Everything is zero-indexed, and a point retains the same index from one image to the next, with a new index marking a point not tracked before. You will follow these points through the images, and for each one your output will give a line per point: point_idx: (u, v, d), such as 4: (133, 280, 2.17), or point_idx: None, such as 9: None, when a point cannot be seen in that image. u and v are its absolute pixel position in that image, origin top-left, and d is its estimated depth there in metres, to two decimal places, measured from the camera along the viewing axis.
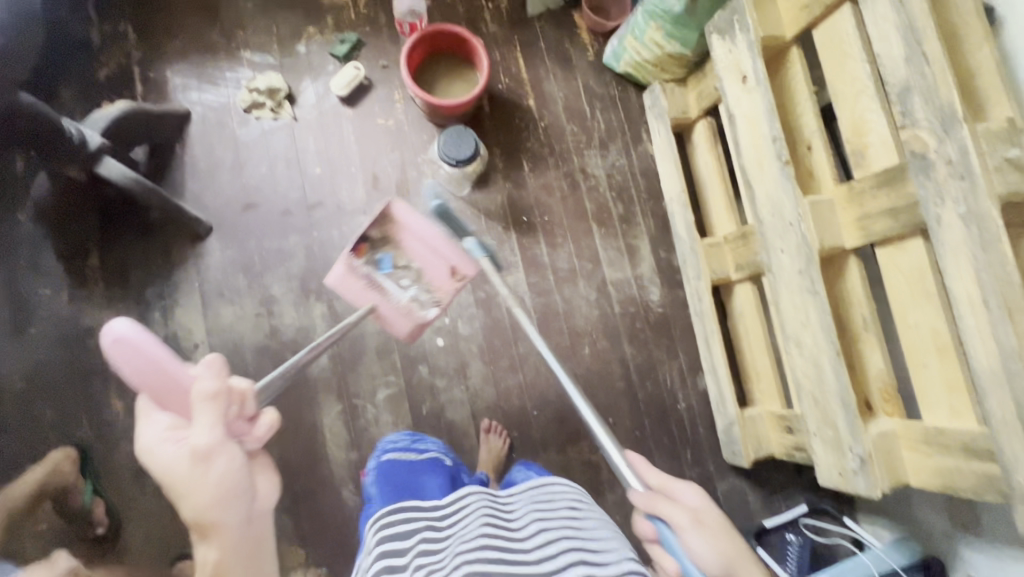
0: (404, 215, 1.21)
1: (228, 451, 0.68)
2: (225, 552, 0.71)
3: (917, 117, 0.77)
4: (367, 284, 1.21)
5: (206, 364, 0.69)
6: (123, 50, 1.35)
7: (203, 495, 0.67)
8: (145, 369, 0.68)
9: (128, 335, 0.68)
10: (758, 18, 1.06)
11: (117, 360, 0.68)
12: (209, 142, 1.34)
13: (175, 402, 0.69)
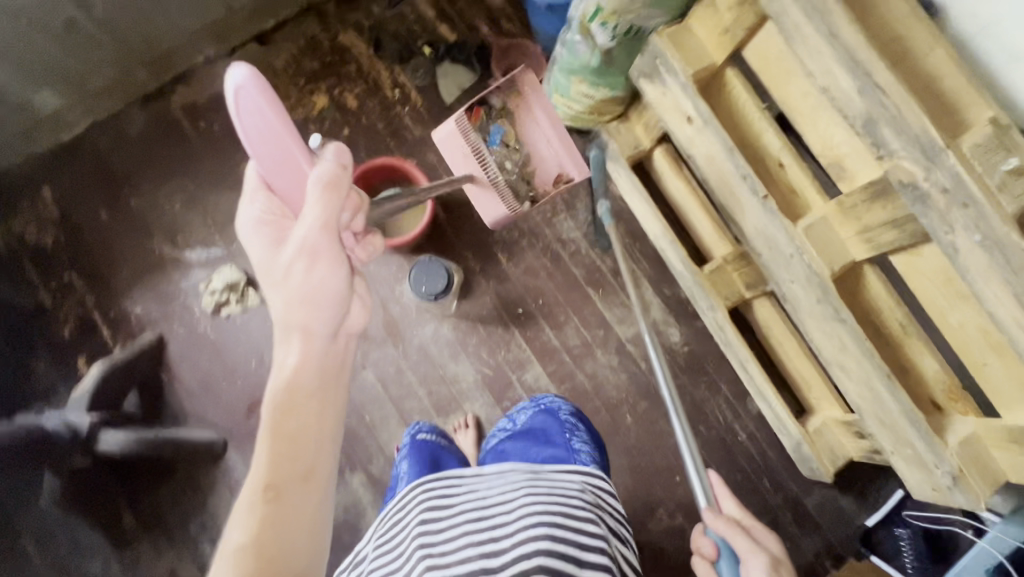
0: (530, 115, 1.37)
1: (338, 310, 0.69)
2: (305, 359, 0.68)
3: (894, 149, 0.71)
4: (470, 150, 1.30)
5: (332, 151, 0.66)
6: (78, 299, 1.32)
7: (307, 304, 0.68)
8: (277, 165, 0.64)
9: (254, 93, 0.59)
10: (682, 57, 0.99)
11: (238, 113, 0.60)
12: (192, 357, 1.31)
13: (290, 200, 0.68)
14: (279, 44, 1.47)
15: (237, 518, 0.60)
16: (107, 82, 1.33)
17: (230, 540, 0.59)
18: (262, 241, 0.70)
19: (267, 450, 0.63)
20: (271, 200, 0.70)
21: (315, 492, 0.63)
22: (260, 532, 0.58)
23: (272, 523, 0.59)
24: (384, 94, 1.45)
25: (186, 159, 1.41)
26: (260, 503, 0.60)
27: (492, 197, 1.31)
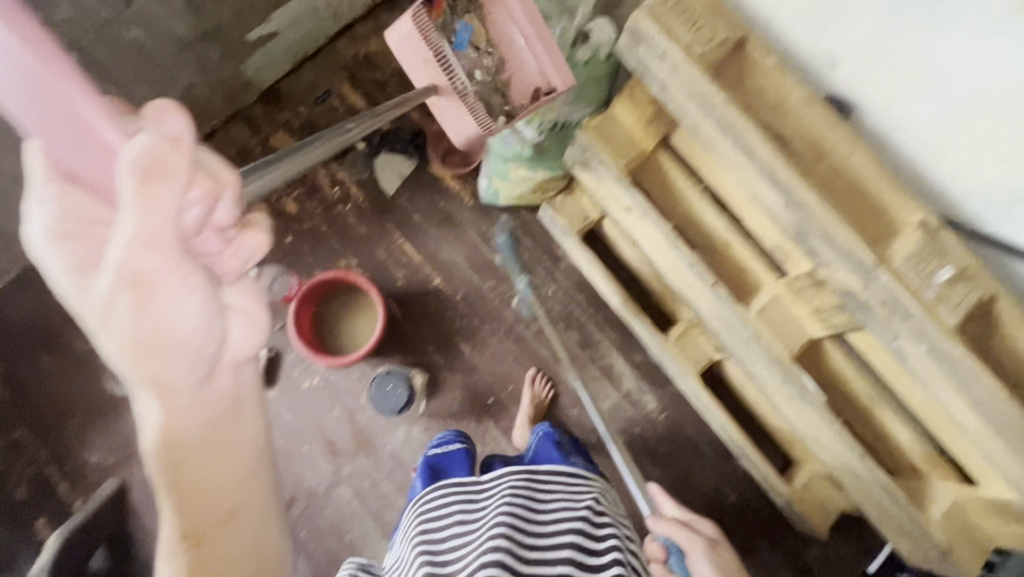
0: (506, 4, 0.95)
1: (154, 252, 0.37)
2: (184, 430, 0.43)
3: (827, 261, 0.69)
4: (432, 58, 0.93)
5: (154, 117, 0.38)
6: (30, 457, 1.26)
7: (173, 352, 0.41)
8: (73, 136, 0.36)
9: None
10: (611, 148, 0.97)
11: None
12: (158, 501, 1.26)
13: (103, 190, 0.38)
14: None
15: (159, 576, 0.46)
16: None
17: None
18: (76, 258, 0.38)
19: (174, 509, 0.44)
20: (74, 197, 0.38)
21: (243, 533, 0.47)
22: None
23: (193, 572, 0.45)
24: (324, 193, 1.41)
25: None
26: (178, 556, 0.45)
27: (454, 104, 0.98)
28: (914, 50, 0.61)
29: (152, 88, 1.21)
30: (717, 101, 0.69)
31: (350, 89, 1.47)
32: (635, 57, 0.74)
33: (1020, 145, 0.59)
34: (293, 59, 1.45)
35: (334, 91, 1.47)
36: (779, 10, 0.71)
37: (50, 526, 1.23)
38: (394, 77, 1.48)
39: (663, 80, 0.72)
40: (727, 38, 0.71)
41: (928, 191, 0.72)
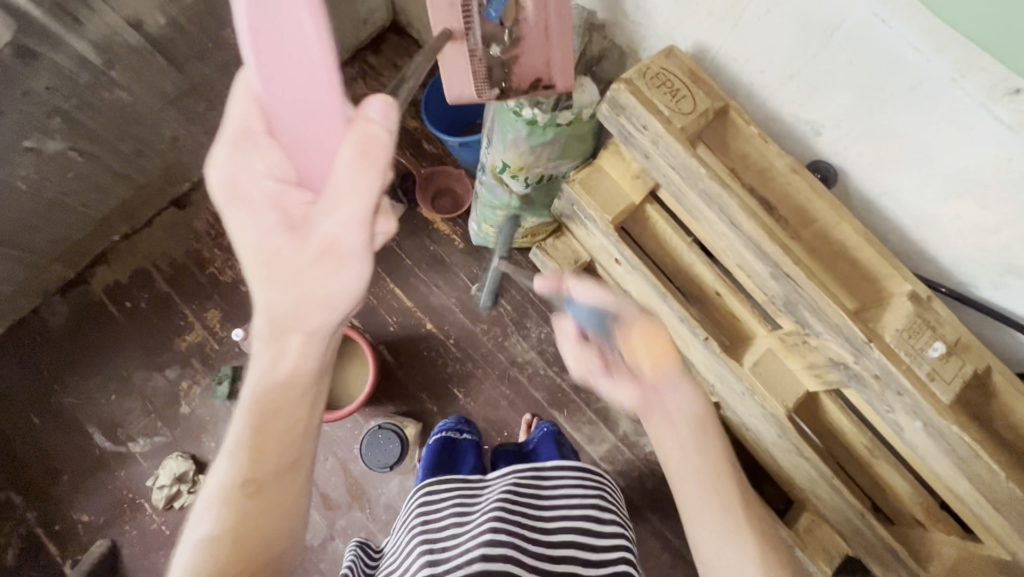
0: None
1: (356, 223, 0.51)
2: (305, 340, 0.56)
3: (819, 331, 0.68)
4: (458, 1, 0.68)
5: (379, 109, 0.50)
6: (19, 519, 1.24)
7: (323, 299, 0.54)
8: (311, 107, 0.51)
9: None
10: (598, 203, 0.95)
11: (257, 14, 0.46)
12: (148, 561, 1.23)
13: (298, 155, 0.52)
14: (198, 205, 1.42)
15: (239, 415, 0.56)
16: (17, 284, 1.26)
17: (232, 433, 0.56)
18: (265, 219, 0.53)
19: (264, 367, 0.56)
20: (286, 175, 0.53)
21: (291, 424, 0.56)
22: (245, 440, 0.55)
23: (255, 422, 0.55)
24: None
25: (115, 344, 1.34)
26: (237, 493, 0.54)
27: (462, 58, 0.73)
28: (897, 125, 0.60)
29: (136, 143, 1.21)
30: (699, 173, 0.68)
31: None
32: (616, 126, 0.72)
33: (1008, 220, 0.58)
34: None
35: None
36: (760, 78, 0.70)
37: None
38: None
39: (645, 149, 0.71)
40: (708, 108, 0.70)
41: (918, 255, 0.71)
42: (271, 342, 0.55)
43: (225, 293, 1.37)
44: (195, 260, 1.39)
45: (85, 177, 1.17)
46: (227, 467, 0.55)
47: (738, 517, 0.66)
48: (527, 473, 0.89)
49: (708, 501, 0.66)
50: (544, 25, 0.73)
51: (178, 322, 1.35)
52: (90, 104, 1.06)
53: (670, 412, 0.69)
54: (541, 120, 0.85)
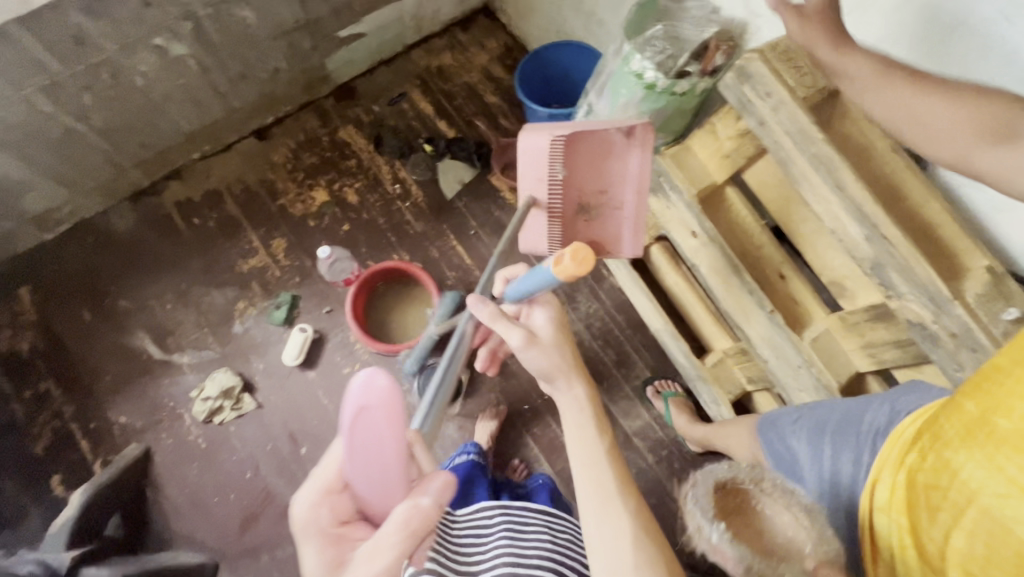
0: (615, 172, 0.85)
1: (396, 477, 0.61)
2: None
3: (902, 293, 0.76)
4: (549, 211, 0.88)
5: (365, 397, 0.59)
6: (54, 411, 1.23)
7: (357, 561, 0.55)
8: (377, 425, 0.60)
9: (372, 400, 0.59)
10: (684, 176, 1.03)
11: (378, 415, 0.60)
12: (178, 471, 1.23)
13: (364, 449, 0.60)
14: (278, 139, 1.46)
15: None
16: (98, 183, 1.29)
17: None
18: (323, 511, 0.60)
19: None
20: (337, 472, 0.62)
21: None
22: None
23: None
24: (384, 189, 1.45)
25: (178, 257, 1.36)
26: None
27: (545, 224, 0.89)
28: None
29: (243, 66, 1.26)
30: (815, 138, 0.77)
31: (421, 95, 1.54)
32: (737, 94, 0.82)
33: None
34: (370, 59, 1.52)
35: (406, 95, 1.53)
36: None
37: (63, 486, 1.19)
38: (463, 90, 1.55)
39: (763, 115, 0.80)
40: (825, 86, 0.80)
41: (988, 242, 0.80)
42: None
43: (294, 226, 1.40)
44: (268, 190, 1.42)
45: (190, 88, 1.22)
46: None
47: (622, 474, 0.65)
48: (508, 522, 0.85)
49: (627, 507, 0.62)
50: (632, 189, 0.85)
51: (243, 245, 1.38)
52: (220, 17, 1.12)
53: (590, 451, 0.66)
54: (659, 86, 0.94)
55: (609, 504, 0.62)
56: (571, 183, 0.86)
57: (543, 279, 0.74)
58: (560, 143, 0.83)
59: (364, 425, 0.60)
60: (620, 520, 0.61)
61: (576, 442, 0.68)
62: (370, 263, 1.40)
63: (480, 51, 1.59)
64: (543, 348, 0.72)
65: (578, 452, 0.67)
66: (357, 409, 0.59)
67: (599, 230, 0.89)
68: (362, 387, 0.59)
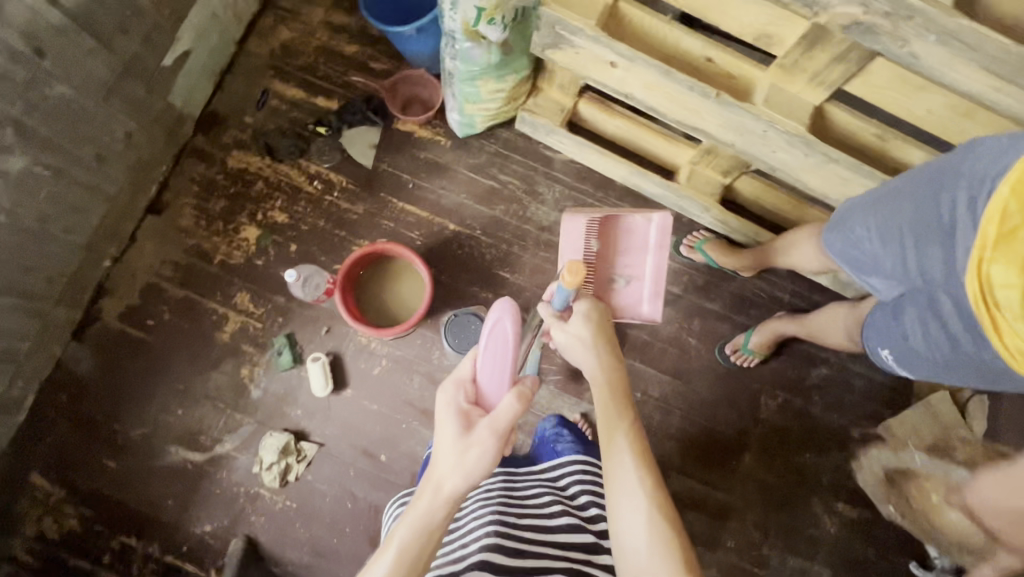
0: (634, 241, 1.20)
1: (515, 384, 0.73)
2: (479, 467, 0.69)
3: (826, 1, 0.76)
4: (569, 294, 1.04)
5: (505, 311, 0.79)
6: (143, 557, 1.21)
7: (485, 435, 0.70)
8: (504, 341, 0.78)
9: (505, 317, 0.79)
10: (576, 14, 1.00)
11: (505, 330, 0.79)
12: (288, 539, 1.24)
13: (497, 353, 0.78)
14: (175, 203, 1.34)
15: (417, 514, 0.68)
16: (32, 340, 1.19)
17: (400, 537, 0.67)
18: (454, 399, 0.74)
19: (457, 468, 0.69)
20: (467, 372, 0.78)
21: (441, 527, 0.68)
22: (426, 546, 0.67)
23: (431, 531, 0.67)
24: (306, 192, 1.36)
25: (158, 363, 1.28)
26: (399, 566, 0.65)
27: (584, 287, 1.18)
28: None
29: (93, 146, 1.13)
30: None
31: (283, 84, 1.41)
32: None
33: None
34: (211, 75, 1.37)
35: (269, 92, 1.40)
36: None
37: None
38: (319, 56, 1.42)
39: None
40: None
41: None
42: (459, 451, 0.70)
43: (244, 274, 1.32)
44: (198, 255, 1.33)
45: (58, 197, 1.10)
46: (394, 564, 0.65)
47: (645, 457, 0.75)
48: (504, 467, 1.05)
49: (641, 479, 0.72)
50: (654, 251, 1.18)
51: (211, 318, 1.30)
52: (36, 106, 0.98)
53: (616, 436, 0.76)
54: None
55: (625, 476, 0.73)
56: (599, 260, 1.19)
57: (562, 292, 0.85)
58: (595, 223, 1.20)
59: (499, 336, 0.78)
60: (635, 484, 0.72)
61: (608, 428, 0.77)
62: (337, 267, 1.34)
63: (311, 7, 1.44)
64: (593, 346, 0.84)
65: (607, 438, 0.77)
66: (494, 328, 0.78)
67: (623, 295, 1.21)
68: (502, 308, 0.79)
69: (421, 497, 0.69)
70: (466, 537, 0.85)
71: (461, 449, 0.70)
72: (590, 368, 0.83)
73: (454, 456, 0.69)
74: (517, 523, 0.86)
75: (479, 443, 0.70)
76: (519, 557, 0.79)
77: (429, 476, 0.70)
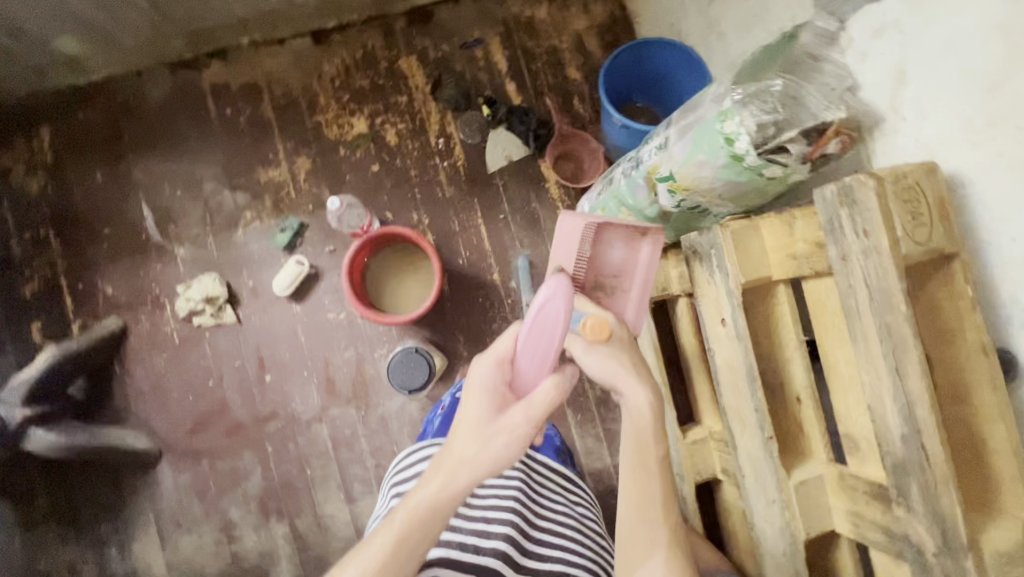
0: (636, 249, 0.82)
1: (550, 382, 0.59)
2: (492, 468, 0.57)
3: (913, 507, 0.65)
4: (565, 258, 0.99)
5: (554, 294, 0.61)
6: (49, 260, 1.25)
7: (510, 432, 0.57)
8: (547, 334, 0.62)
9: (554, 297, 0.61)
10: (737, 261, 0.89)
11: (556, 321, 0.61)
12: (147, 358, 1.25)
13: (538, 343, 0.62)
14: (334, 48, 1.33)
15: (421, 498, 0.56)
16: (137, 42, 1.21)
17: (398, 524, 0.56)
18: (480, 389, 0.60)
19: (477, 461, 0.56)
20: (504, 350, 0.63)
21: (438, 525, 0.57)
22: (424, 535, 0.56)
23: (436, 518, 0.56)
24: (427, 139, 1.33)
25: (200, 144, 1.29)
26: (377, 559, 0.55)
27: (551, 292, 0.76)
28: None
29: None
30: (899, 309, 0.63)
31: (499, 47, 1.37)
32: (831, 213, 0.67)
33: None
34: None
35: (483, 41, 1.36)
36: (1004, 243, 0.63)
37: (42, 333, 1.23)
38: (546, 55, 1.37)
39: (849, 252, 0.66)
40: (939, 246, 0.64)
41: None
42: (480, 445, 0.57)
43: (323, 148, 1.31)
44: (309, 101, 1.32)
45: None
46: (379, 553, 0.55)
47: (665, 488, 0.69)
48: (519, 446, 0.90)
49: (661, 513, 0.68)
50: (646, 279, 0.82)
51: (267, 153, 1.30)
52: None
53: (647, 462, 0.68)
54: (749, 161, 0.79)
55: (648, 508, 0.68)
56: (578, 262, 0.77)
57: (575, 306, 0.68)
58: (593, 230, 0.78)
59: (547, 321, 0.61)
60: (657, 519, 0.68)
61: (644, 444, 0.69)
62: (387, 215, 1.31)
63: (581, 14, 1.39)
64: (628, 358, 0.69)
65: (635, 458, 0.69)
66: (546, 307, 0.61)
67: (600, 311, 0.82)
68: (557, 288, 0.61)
69: (428, 480, 0.57)
70: (484, 508, 0.75)
71: (484, 439, 0.57)
72: (628, 390, 0.68)
73: (479, 444, 0.57)
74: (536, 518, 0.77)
75: (510, 430, 0.57)
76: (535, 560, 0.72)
77: (434, 467, 0.58)
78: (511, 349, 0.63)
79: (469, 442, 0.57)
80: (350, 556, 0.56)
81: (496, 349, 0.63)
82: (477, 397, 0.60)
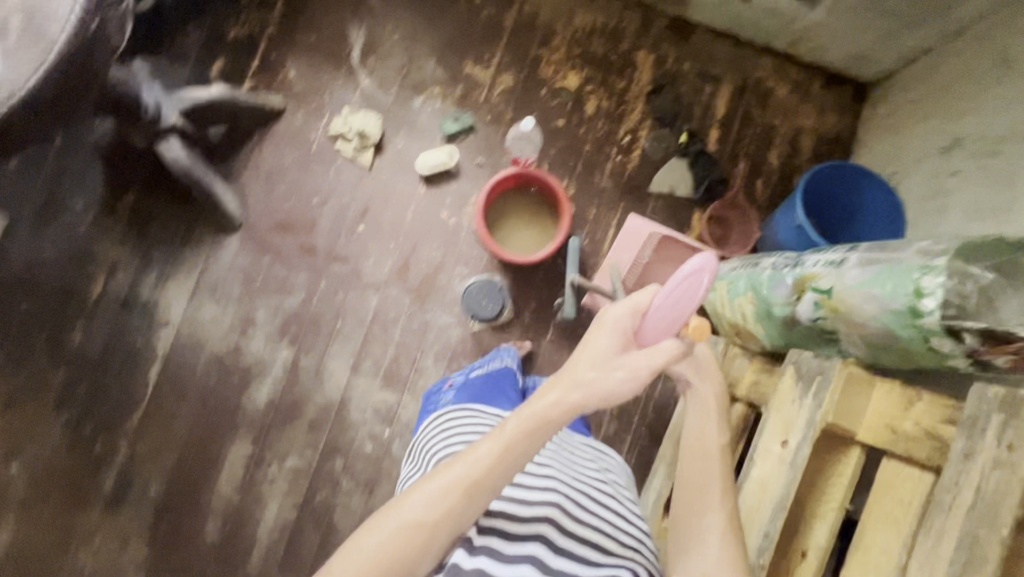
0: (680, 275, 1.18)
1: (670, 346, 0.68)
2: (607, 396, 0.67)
3: None
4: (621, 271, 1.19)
5: (697, 273, 0.65)
6: (262, 20, 1.33)
7: (629, 371, 0.67)
8: (679, 304, 0.67)
9: (698, 276, 0.66)
10: (838, 401, 0.87)
11: (692, 297, 0.66)
12: (281, 146, 1.31)
13: (666, 310, 0.68)
14: (593, 6, 1.38)
15: (540, 405, 0.66)
16: None
17: (513, 426, 0.65)
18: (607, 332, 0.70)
19: (595, 387, 0.67)
20: (636, 305, 0.71)
21: (539, 442, 0.65)
22: (533, 439, 0.65)
23: (543, 429, 0.66)
24: (617, 129, 1.36)
25: (438, 11, 1.35)
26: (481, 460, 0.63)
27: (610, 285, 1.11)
28: None
29: None
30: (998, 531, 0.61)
31: (726, 95, 1.39)
32: (981, 411, 0.65)
33: None
34: (726, 25, 1.36)
35: (717, 82, 1.38)
36: None
37: (219, 71, 1.31)
38: (761, 128, 1.39)
39: (978, 456, 0.64)
40: None
41: None
42: (597, 374, 0.67)
43: (529, 79, 1.36)
44: (545, 35, 1.37)
45: None
46: (487, 453, 0.63)
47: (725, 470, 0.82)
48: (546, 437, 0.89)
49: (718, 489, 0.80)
50: None
51: (484, 53, 1.35)
52: None
53: (707, 447, 0.83)
54: (921, 319, 0.76)
55: (705, 483, 0.80)
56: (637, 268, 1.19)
57: None
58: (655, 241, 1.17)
59: (683, 293, 0.67)
60: (712, 494, 0.80)
61: (708, 430, 0.85)
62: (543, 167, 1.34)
63: (813, 115, 1.40)
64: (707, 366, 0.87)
65: (692, 441, 0.85)
66: (686, 281, 0.67)
67: None
68: (704, 269, 0.65)
69: (545, 398, 0.67)
70: (528, 487, 0.72)
71: (605, 374, 0.67)
72: (700, 387, 0.87)
73: (598, 373, 0.67)
74: (579, 503, 0.74)
75: (630, 369, 0.67)
76: (577, 529, 0.70)
77: (551, 388, 0.68)
78: (642, 306, 0.71)
79: (592, 374, 0.67)
80: (452, 462, 0.64)
81: (627, 303, 0.71)
82: (605, 336, 0.70)
